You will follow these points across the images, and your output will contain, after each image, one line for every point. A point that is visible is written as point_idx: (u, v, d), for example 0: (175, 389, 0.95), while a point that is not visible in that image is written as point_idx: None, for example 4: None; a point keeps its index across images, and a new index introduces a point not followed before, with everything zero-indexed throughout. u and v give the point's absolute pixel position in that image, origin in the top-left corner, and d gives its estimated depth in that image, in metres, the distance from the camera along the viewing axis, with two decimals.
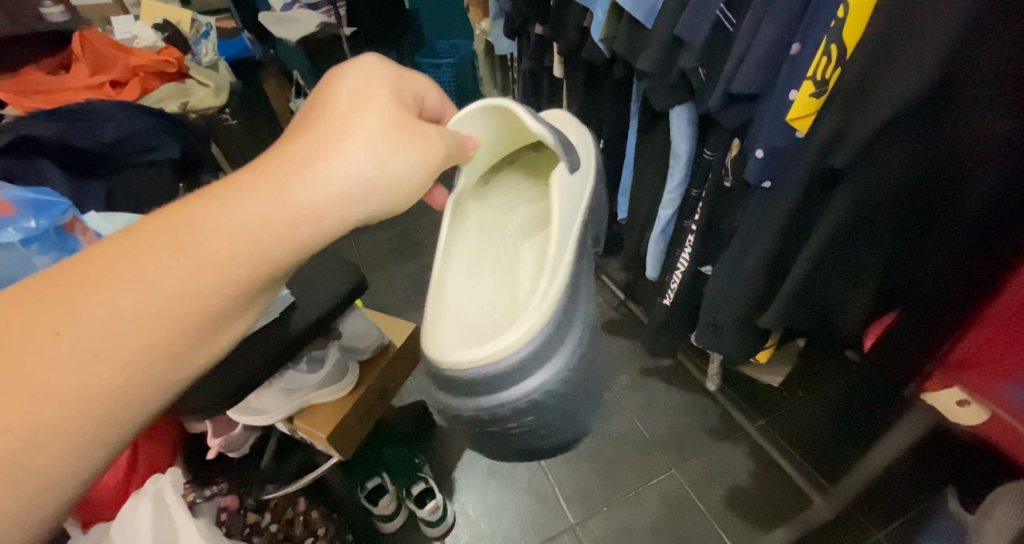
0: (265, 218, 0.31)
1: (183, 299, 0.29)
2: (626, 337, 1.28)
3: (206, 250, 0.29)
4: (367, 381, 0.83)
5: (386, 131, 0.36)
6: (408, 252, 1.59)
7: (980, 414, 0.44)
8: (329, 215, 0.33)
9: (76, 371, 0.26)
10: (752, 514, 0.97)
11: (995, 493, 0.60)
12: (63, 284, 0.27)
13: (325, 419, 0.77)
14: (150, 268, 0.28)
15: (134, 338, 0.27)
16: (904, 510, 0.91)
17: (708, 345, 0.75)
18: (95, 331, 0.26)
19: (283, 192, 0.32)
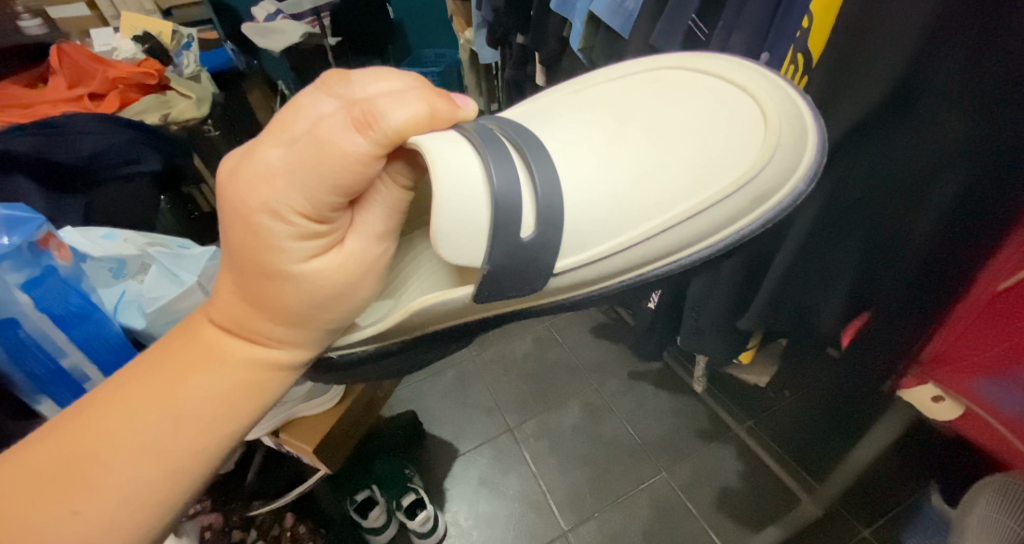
0: (227, 380, 0.35)
1: (203, 421, 0.33)
2: (614, 341, 1.28)
3: (211, 381, 0.34)
4: (355, 391, 0.82)
5: (320, 260, 0.36)
6: None
7: (954, 409, 0.46)
8: (299, 348, 0.38)
9: (119, 494, 0.31)
10: (743, 516, 0.97)
11: (975, 487, 0.61)
12: (96, 427, 0.31)
13: (310, 431, 0.76)
14: (170, 403, 0.33)
15: (166, 457, 0.32)
16: (891, 506, 0.91)
17: (693, 348, 0.76)
18: (136, 459, 0.31)
19: (260, 333, 0.36)
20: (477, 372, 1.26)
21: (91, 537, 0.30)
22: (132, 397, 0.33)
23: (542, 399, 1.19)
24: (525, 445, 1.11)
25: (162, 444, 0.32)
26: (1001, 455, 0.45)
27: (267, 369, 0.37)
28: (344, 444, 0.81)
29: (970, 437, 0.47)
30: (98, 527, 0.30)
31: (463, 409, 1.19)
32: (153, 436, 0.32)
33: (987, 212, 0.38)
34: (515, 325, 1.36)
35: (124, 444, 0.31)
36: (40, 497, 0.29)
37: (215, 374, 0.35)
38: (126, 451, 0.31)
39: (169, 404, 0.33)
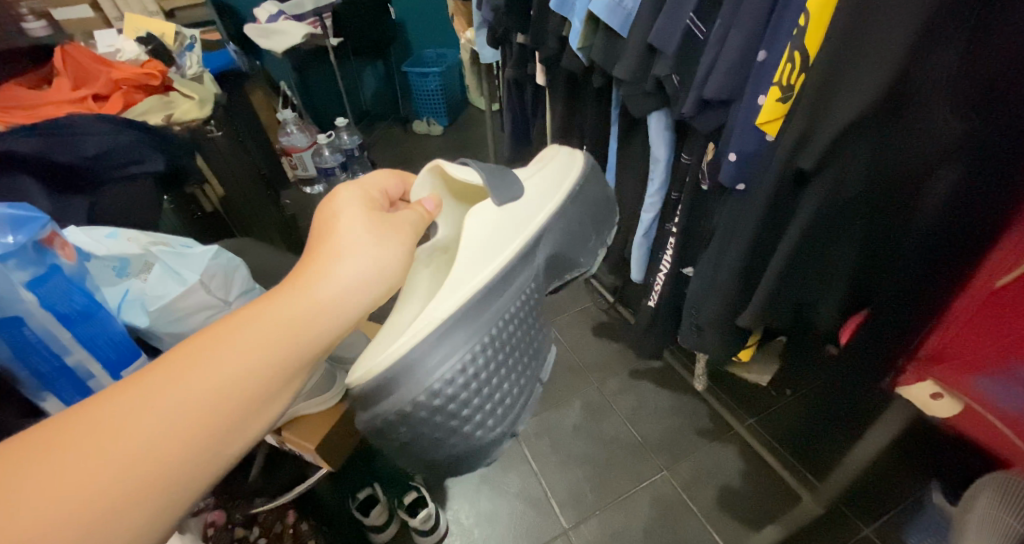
0: (266, 324, 0.37)
1: (241, 383, 0.35)
2: (616, 340, 1.29)
3: (251, 345, 0.36)
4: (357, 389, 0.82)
5: (365, 222, 0.46)
6: None
7: (953, 407, 0.46)
8: (338, 315, 0.40)
9: (154, 458, 0.31)
10: (745, 515, 0.97)
11: (976, 484, 0.62)
12: (138, 391, 0.32)
13: (311, 429, 0.76)
14: (213, 364, 0.34)
15: (202, 421, 0.33)
16: (891, 505, 0.92)
17: (692, 346, 0.76)
18: (173, 422, 0.32)
19: (300, 298, 0.39)
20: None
21: (121, 502, 0.29)
22: (175, 364, 0.34)
23: (543, 397, 1.19)
24: (526, 443, 1.12)
25: (202, 405, 0.33)
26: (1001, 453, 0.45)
27: (305, 310, 0.39)
28: (346, 443, 0.82)
29: (966, 432, 0.47)
30: (127, 492, 0.30)
31: None
32: (197, 374, 0.34)
33: (982, 205, 0.39)
34: None
35: (166, 384, 0.33)
36: (77, 459, 0.29)
37: (255, 337, 0.36)
38: (166, 412, 0.32)
39: (213, 365, 0.34)
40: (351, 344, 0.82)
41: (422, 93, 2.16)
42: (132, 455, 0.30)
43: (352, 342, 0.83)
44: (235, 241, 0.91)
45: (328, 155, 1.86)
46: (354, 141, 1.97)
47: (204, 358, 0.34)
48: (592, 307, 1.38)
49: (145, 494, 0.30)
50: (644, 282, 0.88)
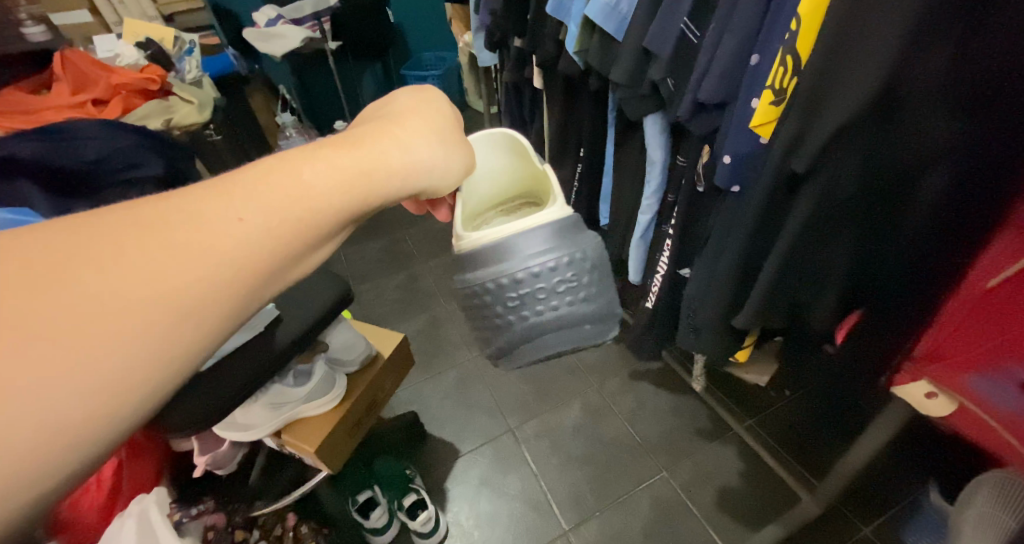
0: (332, 172, 0.27)
1: (270, 231, 0.23)
2: (615, 341, 1.29)
3: (293, 183, 0.25)
4: (356, 391, 0.83)
5: (432, 104, 0.36)
6: (399, 263, 1.63)
7: (947, 406, 0.46)
8: (396, 182, 0.30)
9: (135, 315, 0.20)
10: (743, 514, 0.97)
11: (974, 482, 0.62)
12: (126, 224, 0.21)
13: (311, 432, 0.77)
14: (241, 198, 0.23)
15: (210, 278, 0.21)
16: (889, 505, 0.92)
17: (690, 346, 0.76)
18: (177, 266, 0.21)
19: (350, 154, 0.28)
20: (478, 372, 1.27)
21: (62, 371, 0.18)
22: (181, 199, 0.23)
23: (543, 399, 1.20)
24: (526, 445, 1.12)
25: (220, 249, 0.22)
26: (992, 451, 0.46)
27: (369, 162, 0.29)
28: (346, 445, 0.82)
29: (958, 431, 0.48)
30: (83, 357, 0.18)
31: (464, 410, 1.20)
32: (222, 205, 0.23)
33: (972, 207, 0.39)
34: None
35: (174, 222, 0.22)
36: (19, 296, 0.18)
37: (304, 179, 0.26)
38: (165, 249, 0.21)
39: (240, 202, 0.23)
40: (350, 347, 0.83)
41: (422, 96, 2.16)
42: (99, 299, 0.19)
43: (352, 344, 0.83)
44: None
45: None
46: None
47: (221, 192, 0.23)
48: None
49: (128, 380, 0.19)
50: (643, 283, 0.88)
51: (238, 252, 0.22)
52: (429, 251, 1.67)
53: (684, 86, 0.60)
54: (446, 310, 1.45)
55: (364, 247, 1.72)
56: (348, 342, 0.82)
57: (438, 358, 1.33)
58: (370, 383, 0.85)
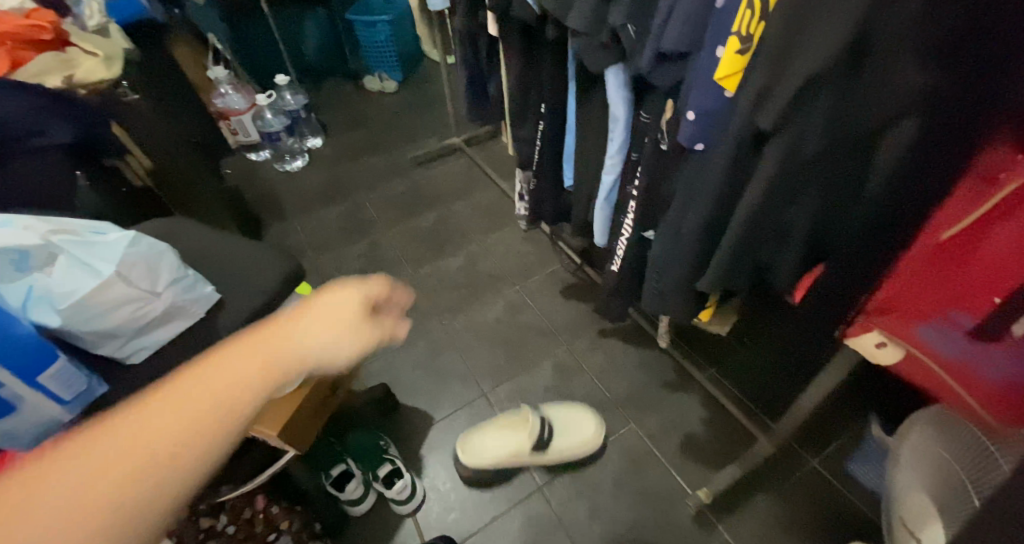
0: (280, 351, 0.36)
1: (231, 414, 0.32)
2: (584, 301, 1.30)
3: (251, 366, 0.34)
4: (319, 368, 0.81)
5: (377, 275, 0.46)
6: (359, 230, 1.59)
7: (896, 352, 0.51)
8: (334, 356, 0.39)
9: (116, 505, 0.27)
10: (706, 457, 1.02)
11: (910, 416, 0.70)
12: (122, 429, 0.29)
13: (272, 415, 0.75)
14: (209, 376, 0.32)
15: (181, 466, 0.30)
16: (839, 437, 0.98)
17: (655, 310, 0.76)
18: (149, 465, 0.29)
19: (307, 331, 0.39)
20: (448, 339, 1.27)
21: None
22: (174, 381, 0.32)
23: (514, 362, 1.21)
24: (500, 409, 1.14)
25: (180, 428, 0.30)
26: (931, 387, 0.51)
27: (319, 340, 0.39)
28: (312, 425, 0.80)
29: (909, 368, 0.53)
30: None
31: (436, 379, 1.20)
32: (193, 383, 0.32)
33: (935, 165, 0.38)
34: (486, 291, 1.37)
35: (155, 415, 0.30)
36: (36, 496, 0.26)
37: (259, 361, 0.35)
38: (150, 448, 0.29)
39: (212, 385, 0.32)
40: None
41: (372, 44, 2.01)
42: (81, 499, 0.26)
43: None
44: (176, 221, 0.83)
45: (270, 118, 1.76)
46: (298, 100, 1.84)
47: (196, 373, 0.32)
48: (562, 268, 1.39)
49: None
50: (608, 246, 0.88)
51: (195, 433, 0.30)
52: (390, 216, 1.63)
53: (647, 33, 0.55)
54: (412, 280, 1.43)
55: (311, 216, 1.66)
56: None
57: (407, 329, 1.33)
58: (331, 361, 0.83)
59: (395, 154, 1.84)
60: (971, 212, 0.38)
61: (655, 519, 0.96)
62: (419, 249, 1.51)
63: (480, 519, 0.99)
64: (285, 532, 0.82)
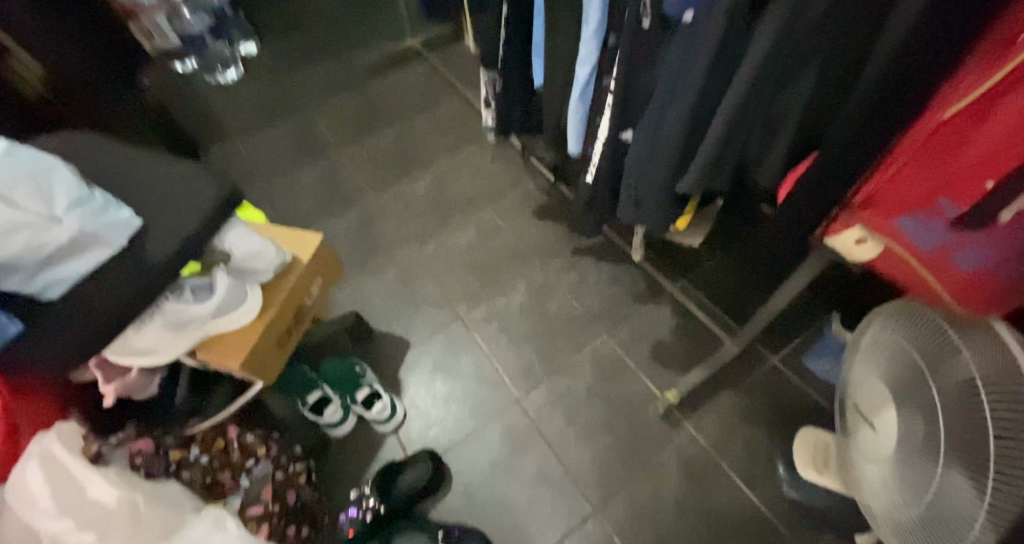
0: None
1: None
2: (557, 219, 1.28)
3: None
4: (275, 299, 0.80)
5: None
6: (310, 150, 1.48)
7: (874, 249, 0.53)
8: None
9: None
10: (674, 363, 1.06)
11: (871, 313, 0.72)
12: None
13: (232, 349, 0.74)
14: None
15: None
16: (798, 335, 1.04)
17: (630, 219, 0.74)
18: None
19: None
20: (419, 267, 1.26)
21: None
22: None
23: (488, 286, 1.21)
24: (475, 330, 1.16)
25: None
26: (899, 279, 0.55)
27: None
28: (278, 354, 0.82)
29: (887, 264, 0.54)
30: None
31: (407, 304, 1.22)
32: None
33: (944, 42, 0.33)
34: (455, 219, 1.32)
35: None
36: None
37: None
38: None
39: None
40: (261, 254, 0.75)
41: None
42: None
43: (260, 252, 0.75)
44: (98, 146, 0.75)
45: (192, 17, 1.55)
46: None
47: None
48: (532, 190, 1.34)
49: None
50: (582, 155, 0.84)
51: None
52: (343, 134, 1.51)
53: None
54: (376, 204, 1.36)
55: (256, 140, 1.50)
56: (255, 250, 0.74)
57: (373, 255, 1.30)
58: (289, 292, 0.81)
59: (345, 65, 1.68)
60: (970, 92, 0.37)
61: (626, 420, 1.02)
62: (379, 168, 1.43)
63: (462, 434, 1.05)
64: (263, 458, 0.84)
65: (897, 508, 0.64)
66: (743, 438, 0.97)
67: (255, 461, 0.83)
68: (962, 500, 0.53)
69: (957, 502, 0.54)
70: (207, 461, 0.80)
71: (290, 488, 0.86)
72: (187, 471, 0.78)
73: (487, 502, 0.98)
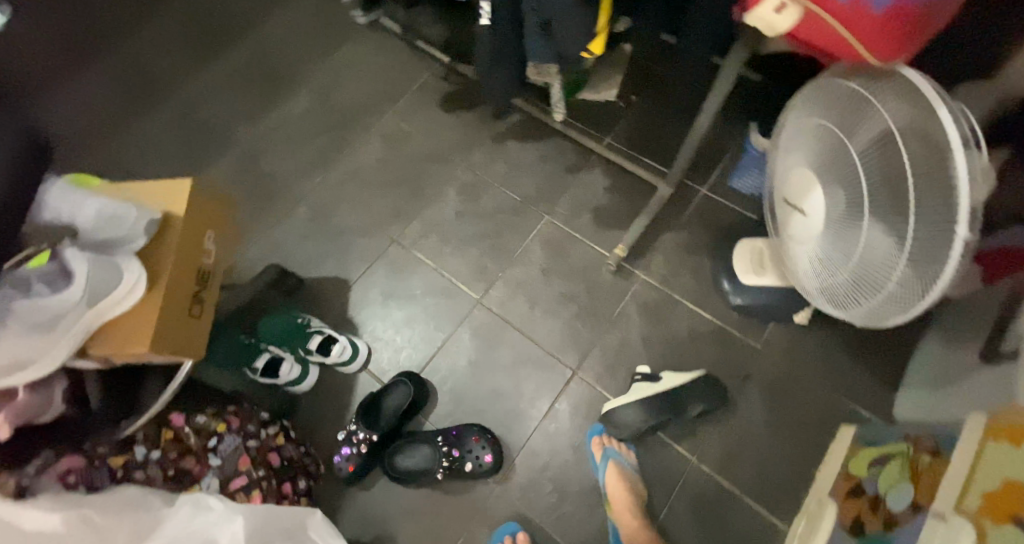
0: None
1: None
2: (471, 109, 1.23)
3: None
4: (165, 274, 0.79)
5: None
6: (154, 94, 1.32)
7: (789, 16, 0.54)
8: None
9: None
10: (617, 222, 1.09)
11: (789, 105, 0.77)
12: None
13: (131, 338, 0.75)
14: None
15: None
16: (722, 161, 1.10)
17: (539, 53, 0.74)
18: None
19: None
20: (332, 197, 1.19)
21: None
22: None
23: (413, 198, 1.17)
24: (416, 248, 1.13)
25: None
26: (813, 42, 0.58)
27: None
28: (189, 324, 0.83)
29: (811, 28, 0.55)
30: None
31: (333, 241, 1.16)
32: None
33: None
34: (355, 130, 1.25)
35: None
36: None
37: None
38: None
39: None
40: (112, 220, 0.74)
41: None
42: None
43: (113, 219, 0.74)
44: None
45: None
46: None
47: None
48: (429, 79, 1.28)
49: None
50: None
51: None
52: (189, 67, 1.35)
53: None
54: (255, 139, 1.26)
55: (96, 100, 1.33)
56: (106, 220, 0.73)
57: (274, 200, 1.20)
58: (177, 258, 0.81)
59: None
60: None
61: (586, 287, 1.05)
62: (252, 103, 1.30)
63: (434, 347, 1.05)
64: (227, 433, 0.83)
65: (829, 274, 0.73)
66: (690, 268, 1.04)
67: (219, 438, 0.82)
68: (881, 247, 0.61)
69: (877, 251, 0.62)
70: (158, 457, 0.79)
71: (268, 450, 0.85)
72: (142, 471, 0.77)
73: (474, 398, 1.02)
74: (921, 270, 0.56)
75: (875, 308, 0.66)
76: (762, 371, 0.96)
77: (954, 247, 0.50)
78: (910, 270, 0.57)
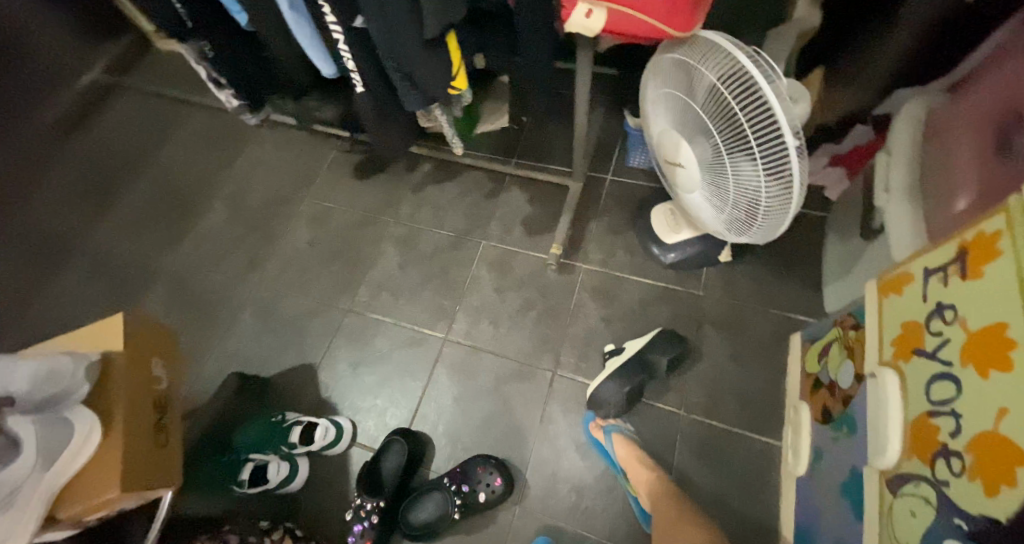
0: None
1: None
2: (383, 170, 1.31)
3: None
4: (118, 410, 0.67)
5: None
6: (60, 252, 1.30)
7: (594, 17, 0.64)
8: None
9: None
10: (546, 227, 1.18)
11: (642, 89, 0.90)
12: None
13: (97, 484, 0.63)
14: None
15: None
16: (617, 148, 1.23)
17: (414, 99, 0.82)
18: None
19: None
20: (275, 290, 1.21)
21: None
22: None
23: (353, 265, 1.21)
24: (369, 311, 1.16)
25: None
26: (625, 33, 0.67)
27: None
28: (157, 457, 0.70)
29: (621, 23, 0.65)
30: None
31: (287, 330, 1.16)
32: None
33: None
34: (278, 222, 1.29)
35: None
36: None
37: None
38: None
39: None
40: (54, 376, 0.59)
41: None
42: None
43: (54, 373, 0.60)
44: None
45: None
46: None
47: None
48: (335, 156, 1.35)
49: None
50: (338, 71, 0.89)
51: None
52: (92, 215, 1.35)
53: None
54: (179, 264, 1.26)
55: None
56: (47, 376, 0.59)
57: (217, 312, 1.20)
58: (130, 396, 0.68)
59: (56, 154, 1.45)
60: None
61: (538, 292, 1.12)
62: (167, 231, 1.31)
63: (415, 397, 1.07)
64: None
65: (717, 212, 0.86)
66: (622, 246, 1.14)
67: None
68: (745, 176, 0.72)
69: (743, 180, 0.73)
70: None
71: None
72: None
73: (468, 430, 1.04)
74: (781, 182, 0.68)
75: (763, 224, 0.78)
76: (713, 312, 1.05)
77: (794, 156, 0.63)
78: (772, 185, 0.70)
